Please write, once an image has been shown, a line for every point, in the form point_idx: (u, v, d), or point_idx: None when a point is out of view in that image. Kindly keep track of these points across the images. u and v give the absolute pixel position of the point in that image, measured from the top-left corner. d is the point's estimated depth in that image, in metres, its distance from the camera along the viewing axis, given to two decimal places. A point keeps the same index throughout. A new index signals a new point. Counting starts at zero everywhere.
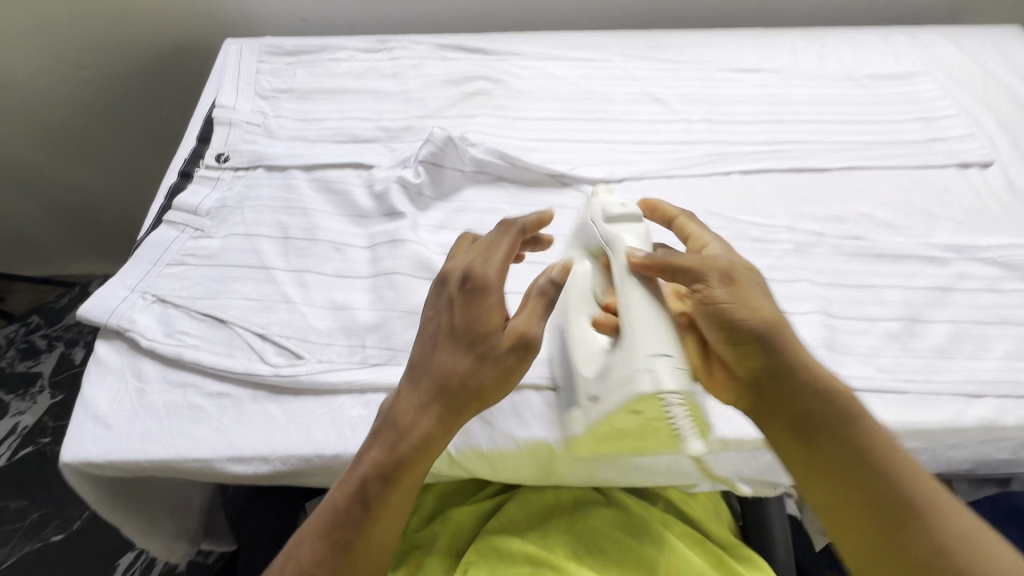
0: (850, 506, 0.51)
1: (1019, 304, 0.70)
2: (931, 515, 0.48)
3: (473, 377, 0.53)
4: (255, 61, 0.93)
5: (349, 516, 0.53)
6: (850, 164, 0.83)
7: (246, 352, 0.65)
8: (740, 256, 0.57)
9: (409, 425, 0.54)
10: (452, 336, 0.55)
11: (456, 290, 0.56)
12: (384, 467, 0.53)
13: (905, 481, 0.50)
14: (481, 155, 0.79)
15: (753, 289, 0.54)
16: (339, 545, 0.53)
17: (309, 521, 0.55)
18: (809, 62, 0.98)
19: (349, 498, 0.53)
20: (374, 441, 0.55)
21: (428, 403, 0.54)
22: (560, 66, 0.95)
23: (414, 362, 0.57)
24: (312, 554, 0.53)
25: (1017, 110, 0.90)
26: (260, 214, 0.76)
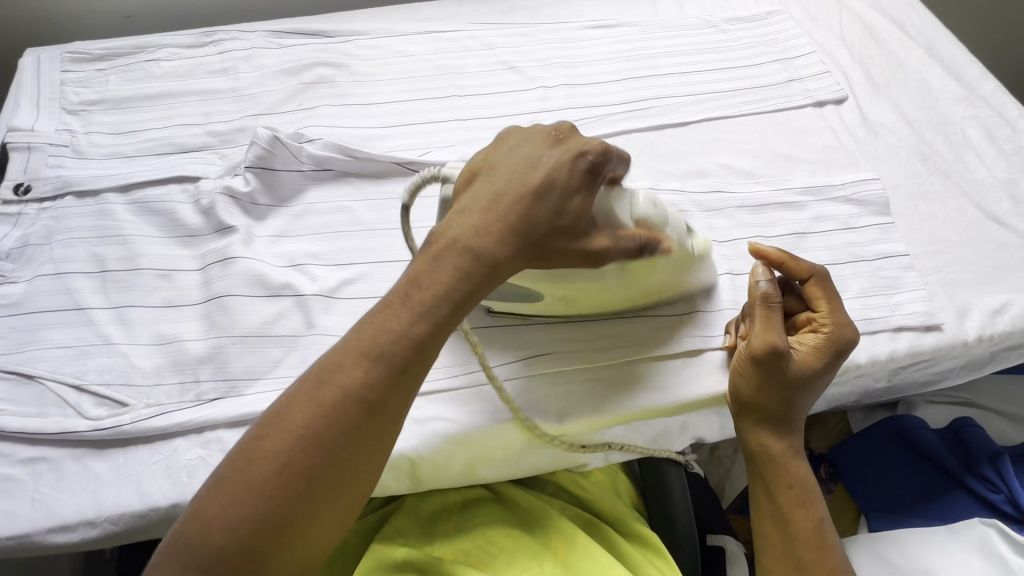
0: (772, 518, 0.59)
1: (872, 239, 0.70)
2: (820, 537, 0.57)
3: (568, 230, 0.49)
4: (57, 70, 0.83)
5: (410, 344, 0.46)
6: (711, 115, 0.81)
7: (62, 407, 0.58)
8: (829, 356, 0.58)
9: (486, 253, 0.48)
10: (553, 181, 0.49)
11: (570, 145, 0.51)
12: (452, 291, 0.47)
13: (778, 516, 0.59)
14: (317, 151, 0.72)
15: (825, 366, 0.58)
16: (395, 370, 0.45)
17: (342, 346, 0.46)
18: (669, 11, 0.94)
19: (413, 324, 0.46)
20: (444, 260, 0.48)
21: (512, 239, 0.48)
22: (408, 41, 0.88)
23: (487, 189, 0.50)
24: (357, 380, 0.44)
25: (870, 40, 0.89)
26: (71, 248, 0.67)
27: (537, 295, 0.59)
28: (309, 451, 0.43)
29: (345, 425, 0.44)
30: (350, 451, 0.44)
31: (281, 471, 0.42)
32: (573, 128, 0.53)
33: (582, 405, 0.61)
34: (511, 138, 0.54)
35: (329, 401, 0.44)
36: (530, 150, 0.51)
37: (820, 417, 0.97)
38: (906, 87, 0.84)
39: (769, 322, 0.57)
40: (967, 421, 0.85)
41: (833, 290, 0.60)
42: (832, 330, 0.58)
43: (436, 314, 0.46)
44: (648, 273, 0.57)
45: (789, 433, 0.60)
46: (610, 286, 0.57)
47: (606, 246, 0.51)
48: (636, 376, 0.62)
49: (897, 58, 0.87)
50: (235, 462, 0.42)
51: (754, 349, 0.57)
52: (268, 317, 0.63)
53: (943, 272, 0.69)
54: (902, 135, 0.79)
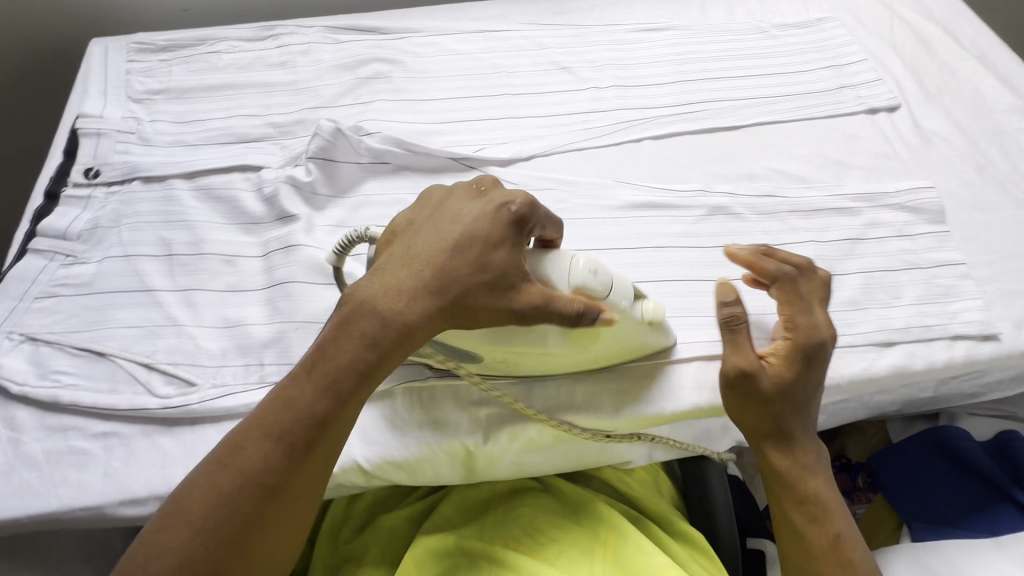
0: (789, 533, 0.57)
1: (928, 247, 0.70)
2: (839, 555, 0.55)
3: (478, 299, 0.49)
4: (124, 59, 0.85)
5: (308, 422, 0.47)
6: (762, 119, 0.81)
7: (132, 384, 0.60)
8: (792, 368, 0.56)
9: (395, 318, 0.48)
10: (462, 246, 0.50)
11: (490, 198, 0.53)
12: (357, 363, 0.48)
13: (793, 531, 0.57)
14: (376, 144, 0.74)
15: (795, 377, 0.56)
16: (294, 453, 0.46)
17: (247, 425, 0.47)
18: (718, 16, 0.95)
19: (314, 401, 0.47)
20: (347, 330, 0.49)
21: (417, 308, 0.49)
22: (461, 39, 0.90)
23: (406, 252, 0.51)
24: (256, 463, 0.45)
25: (922, 49, 0.89)
26: (139, 232, 0.69)
27: (478, 355, 0.56)
28: (207, 539, 0.44)
29: (250, 506, 0.45)
30: (248, 535, 0.45)
31: (180, 566, 0.43)
32: (494, 181, 0.55)
33: (636, 401, 0.61)
34: (434, 194, 0.56)
35: (226, 488, 0.45)
36: (454, 207, 0.53)
37: (858, 425, 0.97)
38: (960, 96, 0.84)
39: (738, 344, 0.56)
40: (1011, 433, 0.84)
41: (799, 291, 0.59)
42: (799, 335, 0.57)
43: (336, 390, 0.48)
44: (594, 337, 0.54)
45: (805, 447, 0.58)
46: (553, 350, 0.54)
47: (536, 295, 0.49)
48: (690, 373, 0.62)
49: (950, 67, 0.87)
50: (165, 527, 0.44)
51: (726, 374, 0.56)
52: (330, 304, 0.64)
53: (1000, 283, 0.68)
54: (956, 145, 0.79)
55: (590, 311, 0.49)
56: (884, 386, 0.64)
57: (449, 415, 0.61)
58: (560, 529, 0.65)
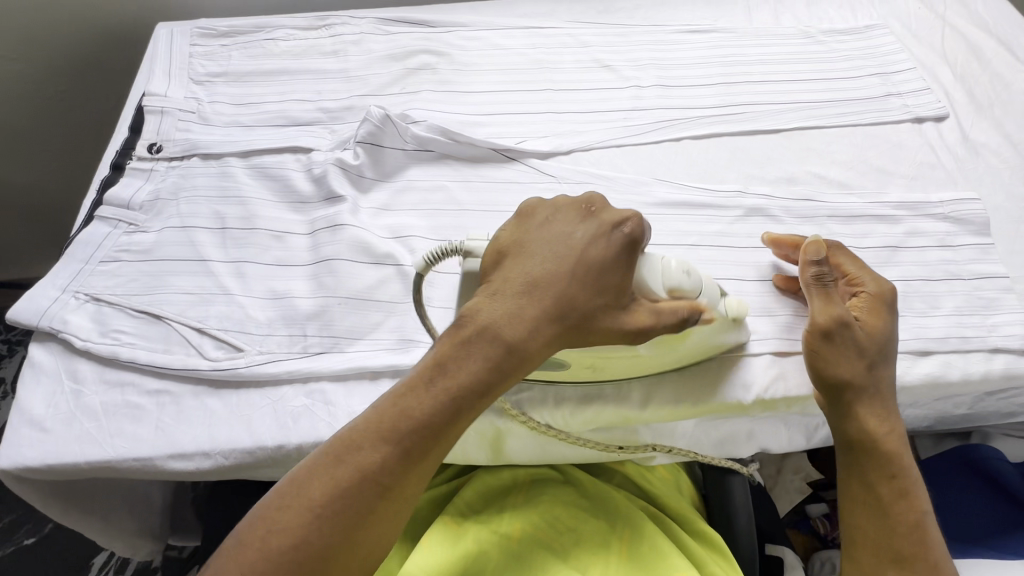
0: (867, 505, 0.57)
1: (969, 259, 0.69)
2: (918, 534, 0.55)
3: (589, 322, 0.51)
4: (187, 43, 0.90)
5: (423, 431, 0.48)
6: (804, 124, 0.81)
7: (184, 347, 0.64)
8: (880, 325, 0.59)
9: (515, 341, 0.49)
10: (580, 271, 0.51)
11: (601, 220, 0.53)
12: (475, 379, 0.49)
13: (876, 504, 0.56)
14: (422, 132, 0.76)
15: (881, 338, 0.59)
16: (409, 456, 0.48)
17: (361, 425, 0.49)
18: (765, 21, 0.95)
19: (428, 409, 0.49)
20: (466, 346, 0.50)
21: (531, 328, 0.50)
22: (507, 35, 0.92)
23: (519, 272, 0.51)
24: (375, 462, 0.47)
25: (974, 60, 0.88)
26: (196, 205, 0.73)
27: (567, 363, 0.58)
28: (326, 529, 0.46)
29: (363, 503, 0.47)
30: (364, 526, 0.47)
31: (297, 544, 0.46)
32: (605, 200, 0.56)
33: (662, 394, 0.62)
34: (538, 210, 0.55)
35: (345, 481, 0.47)
36: (561, 228, 0.53)
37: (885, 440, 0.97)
38: (1011, 109, 0.82)
39: (829, 299, 0.59)
40: None
41: (851, 260, 0.63)
42: (870, 286, 0.61)
43: (452, 403, 0.49)
44: (681, 339, 0.56)
45: (891, 420, 0.58)
46: (642, 352, 0.56)
47: (644, 321, 0.52)
48: (718, 370, 0.63)
49: (1003, 79, 0.85)
50: (285, 504, 0.47)
51: (822, 326, 0.58)
52: (372, 283, 0.67)
53: None
54: (1005, 157, 0.78)
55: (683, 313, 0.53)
56: (916, 395, 0.63)
57: None
58: (578, 521, 0.66)
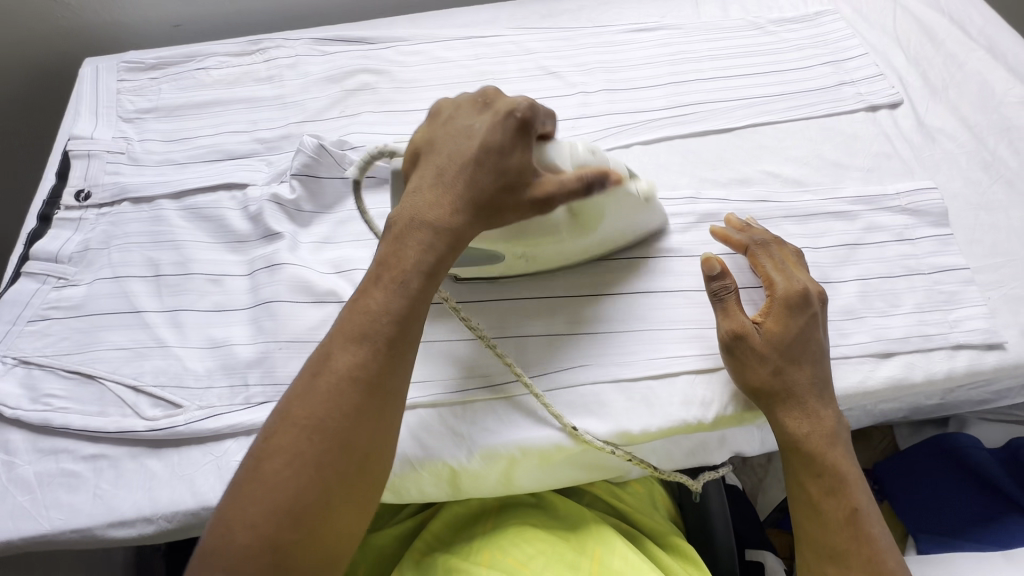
0: (807, 509, 0.55)
1: (929, 251, 0.67)
2: (860, 533, 0.52)
3: (512, 194, 0.51)
4: (114, 79, 0.86)
5: (391, 324, 0.48)
6: (756, 120, 0.79)
7: (120, 407, 0.61)
8: (780, 323, 0.57)
9: (458, 230, 0.51)
10: (489, 144, 0.51)
11: (495, 107, 0.53)
12: (426, 265, 0.50)
13: (811, 508, 0.54)
14: (361, 158, 0.73)
15: (789, 332, 0.57)
16: (381, 348, 0.47)
17: (330, 338, 0.48)
18: (713, 14, 0.92)
19: (387, 302, 0.48)
20: (406, 243, 0.50)
21: (465, 210, 0.51)
22: (448, 46, 0.88)
23: (437, 169, 0.52)
24: (348, 361, 0.46)
25: (927, 41, 0.85)
26: (128, 253, 0.70)
27: (496, 253, 0.60)
28: (315, 438, 0.44)
29: (347, 406, 0.45)
30: (354, 428, 0.45)
31: (292, 461, 0.43)
32: (501, 92, 0.55)
33: (621, 416, 0.60)
34: (443, 111, 0.56)
35: (327, 389, 0.46)
36: (463, 122, 0.54)
37: (864, 432, 0.95)
38: (966, 90, 0.80)
39: (728, 311, 0.59)
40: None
41: (775, 255, 0.62)
42: (777, 285, 0.59)
43: (407, 292, 0.49)
44: (596, 221, 0.58)
45: (818, 417, 0.56)
46: (561, 237, 0.59)
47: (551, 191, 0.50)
48: (679, 388, 0.61)
49: (956, 60, 0.83)
50: (250, 461, 0.44)
51: (721, 341, 0.58)
52: (313, 323, 0.64)
53: (1006, 287, 0.65)
54: (963, 142, 0.76)
55: (592, 178, 0.51)
56: (881, 398, 0.61)
57: (431, 435, 0.60)
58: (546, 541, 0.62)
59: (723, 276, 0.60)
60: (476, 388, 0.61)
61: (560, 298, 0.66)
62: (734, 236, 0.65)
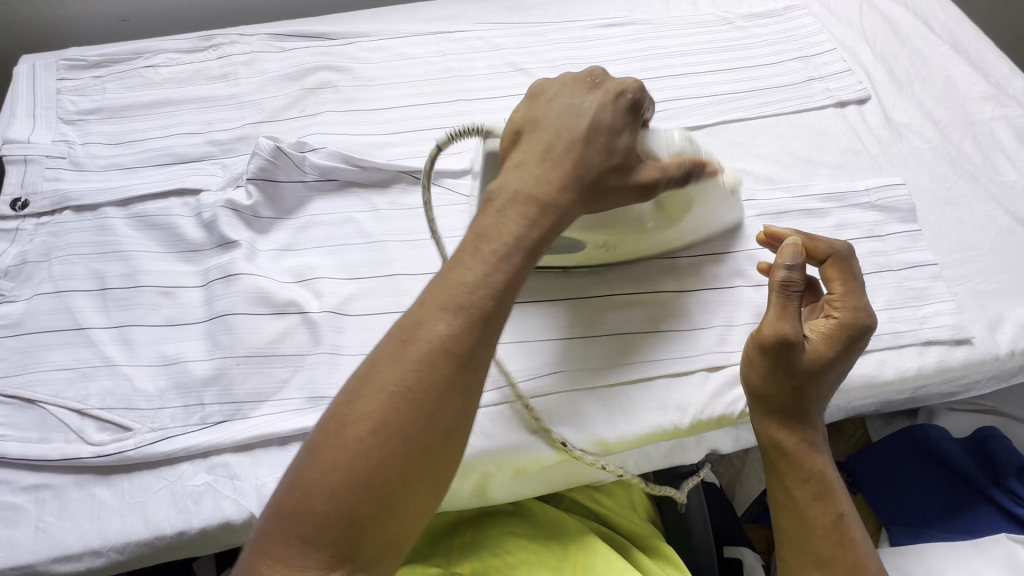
0: (789, 513, 0.55)
1: (899, 248, 0.67)
2: (841, 538, 0.52)
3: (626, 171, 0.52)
4: (53, 78, 0.81)
5: (487, 294, 0.45)
6: (726, 117, 0.78)
7: (64, 432, 0.57)
8: (831, 351, 0.54)
9: (559, 201, 0.49)
10: (603, 121, 0.51)
11: (607, 87, 0.53)
12: (525, 234, 0.47)
13: (792, 512, 0.54)
14: (321, 161, 0.70)
15: (839, 362, 0.54)
16: (475, 320, 0.44)
17: (418, 305, 0.45)
18: (682, 8, 0.91)
19: (489, 270, 0.45)
20: (508, 211, 0.48)
21: (574, 183, 0.50)
22: (412, 42, 0.85)
23: (549, 140, 0.51)
24: (441, 332, 0.43)
25: (893, 37, 0.86)
26: (71, 265, 0.65)
27: (579, 244, 0.60)
28: (402, 409, 0.41)
29: (439, 379, 0.42)
30: (443, 404, 0.42)
31: (378, 430, 0.40)
32: (605, 71, 0.55)
33: (596, 423, 0.58)
34: (546, 90, 0.55)
35: (414, 358, 0.42)
36: (570, 100, 0.53)
37: (837, 424, 0.97)
38: (931, 86, 0.81)
39: (783, 312, 0.53)
40: (991, 430, 0.82)
41: (850, 273, 0.57)
42: (842, 316, 0.55)
43: (512, 262, 0.46)
44: (681, 213, 0.60)
45: (804, 425, 0.55)
46: (649, 230, 0.60)
47: (656, 176, 0.52)
48: (655, 392, 0.60)
49: (921, 55, 0.83)
50: (327, 428, 0.41)
51: (765, 339, 0.53)
52: (274, 336, 0.61)
53: (973, 282, 0.66)
54: (928, 137, 0.76)
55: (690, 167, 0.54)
56: (854, 396, 0.61)
57: None
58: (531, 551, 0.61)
59: (795, 275, 0.54)
60: None
61: (530, 303, 0.64)
62: (820, 240, 0.58)
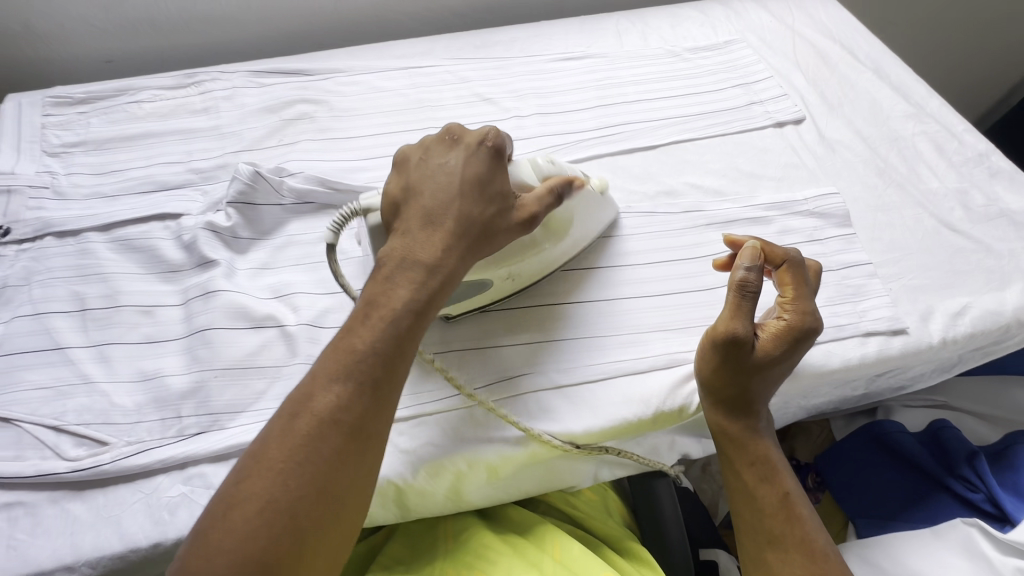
0: (742, 495, 0.58)
1: (837, 249, 0.73)
2: (792, 514, 0.56)
3: (496, 224, 0.55)
4: (39, 114, 0.84)
5: (378, 357, 0.46)
6: (677, 138, 0.85)
7: (39, 450, 0.58)
8: (777, 348, 0.57)
9: (437, 258, 0.51)
10: (470, 180, 0.54)
11: (467, 143, 0.56)
12: (412, 299, 0.49)
13: (743, 493, 0.58)
14: (298, 184, 0.74)
15: (785, 362, 0.58)
16: (367, 387, 0.46)
17: (308, 377, 0.46)
18: (634, 43, 0.99)
19: (376, 339, 0.47)
20: (391, 276, 0.50)
21: (448, 240, 0.52)
22: (385, 77, 0.91)
23: (416, 202, 0.54)
24: (332, 401, 0.44)
25: (823, 65, 0.95)
26: (51, 288, 0.67)
27: (485, 283, 0.62)
28: (294, 484, 0.41)
29: (329, 447, 0.43)
30: (339, 473, 0.43)
31: (267, 509, 0.40)
32: (463, 127, 0.58)
33: (567, 419, 0.61)
34: (410, 155, 0.57)
35: (304, 430, 0.43)
36: (438, 159, 0.56)
37: (803, 426, 1.01)
38: (859, 107, 0.89)
39: (736, 311, 0.57)
40: (944, 423, 0.86)
41: (803, 276, 0.60)
42: (791, 317, 0.58)
43: (396, 323, 0.48)
44: (566, 226, 0.65)
45: (750, 414, 0.59)
46: (543, 247, 0.64)
47: (534, 211, 0.57)
48: (619, 389, 0.63)
49: (849, 80, 0.92)
50: (216, 516, 0.40)
51: (715, 334, 0.58)
52: (252, 349, 0.63)
53: (905, 278, 0.71)
54: (859, 151, 0.84)
55: (559, 187, 0.59)
56: (803, 384, 0.66)
57: None
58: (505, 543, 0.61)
59: (753, 273, 0.57)
60: (421, 404, 0.62)
61: (507, 311, 0.67)
62: (776, 249, 0.61)
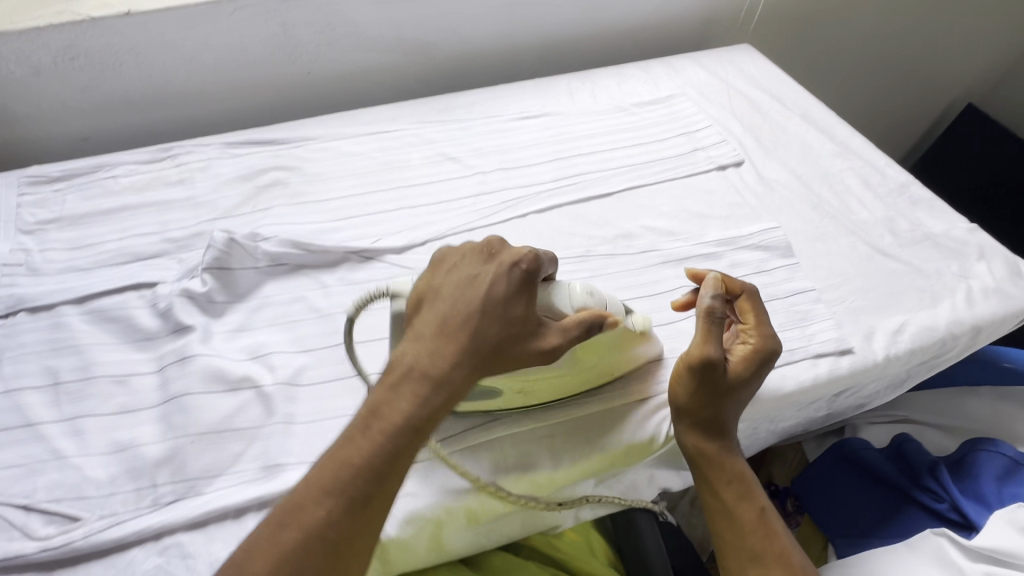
0: (721, 514, 0.61)
1: (783, 279, 0.79)
2: (766, 531, 0.59)
3: (508, 348, 0.54)
4: (13, 193, 0.87)
5: (369, 477, 0.46)
6: (630, 185, 0.92)
7: (6, 531, 0.56)
8: (746, 371, 0.61)
9: (443, 376, 0.50)
10: (492, 299, 0.53)
11: (501, 259, 0.56)
12: (411, 418, 0.49)
13: (720, 512, 0.61)
14: (272, 248, 0.76)
15: (754, 383, 0.62)
16: (354, 505, 0.46)
17: (302, 483, 0.47)
18: (585, 101, 1.08)
19: (371, 457, 0.47)
20: (397, 388, 0.50)
21: (457, 358, 0.51)
22: (354, 142, 0.97)
23: (436, 311, 0.54)
24: (320, 517, 0.45)
25: (756, 114, 1.05)
26: (23, 364, 0.68)
27: (496, 390, 0.61)
28: None
29: (310, 565, 0.44)
30: None
31: None
32: (503, 240, 0.58)
33: (541, 461, 0.63)
34: (449, 257, 0.58)
35: (291, 544, 0.44)
36: (468, 269, 0.56)
37: (779, 451, 1.05)
38: (791, 149, 0.98)
39: (707, 335, 0.60)
40: (905, 437, 0.90)
41: (760, 305, 0.65)
42: (755, 341, 0.63)
43: (392, 442, 0.48)
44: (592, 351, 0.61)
45: (724, 435, 0.62)
46: (560, 373, 0.61)
47: (556, 343, 0.55)
48: (588, 428, 0.65)
49: (780, 126, 1.02)
50: None
51: (692, 359, 0.60)
52: (228, 411, 0.64)
53: (848, 302, 0.77)
54: (795, 188, 0.92)
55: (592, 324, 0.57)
56: (765, 408, 0.69)
57: None
58: None
59: (720, 301, 0.62)
60: None
61: None
62: (733, 281, 0.66)
